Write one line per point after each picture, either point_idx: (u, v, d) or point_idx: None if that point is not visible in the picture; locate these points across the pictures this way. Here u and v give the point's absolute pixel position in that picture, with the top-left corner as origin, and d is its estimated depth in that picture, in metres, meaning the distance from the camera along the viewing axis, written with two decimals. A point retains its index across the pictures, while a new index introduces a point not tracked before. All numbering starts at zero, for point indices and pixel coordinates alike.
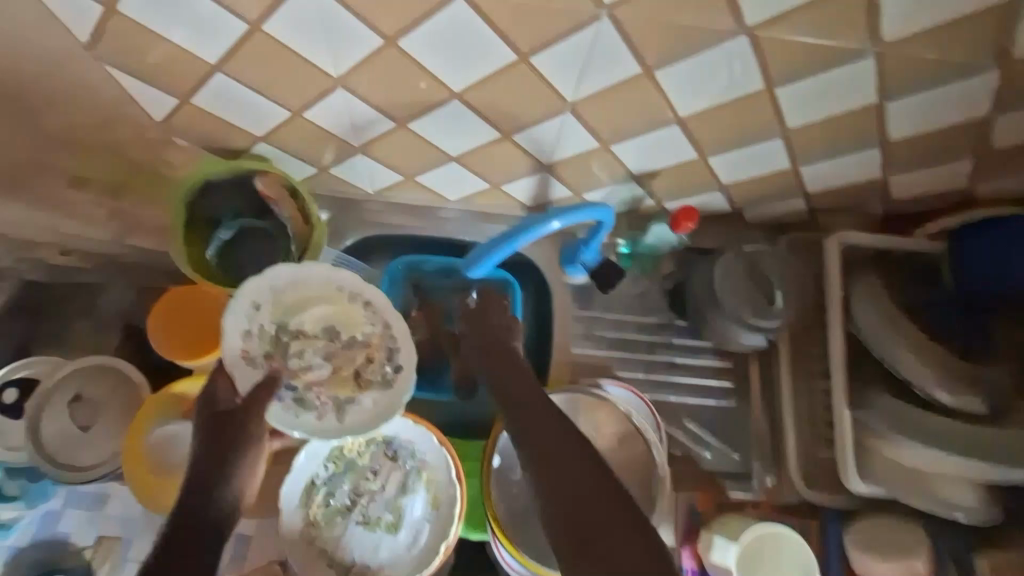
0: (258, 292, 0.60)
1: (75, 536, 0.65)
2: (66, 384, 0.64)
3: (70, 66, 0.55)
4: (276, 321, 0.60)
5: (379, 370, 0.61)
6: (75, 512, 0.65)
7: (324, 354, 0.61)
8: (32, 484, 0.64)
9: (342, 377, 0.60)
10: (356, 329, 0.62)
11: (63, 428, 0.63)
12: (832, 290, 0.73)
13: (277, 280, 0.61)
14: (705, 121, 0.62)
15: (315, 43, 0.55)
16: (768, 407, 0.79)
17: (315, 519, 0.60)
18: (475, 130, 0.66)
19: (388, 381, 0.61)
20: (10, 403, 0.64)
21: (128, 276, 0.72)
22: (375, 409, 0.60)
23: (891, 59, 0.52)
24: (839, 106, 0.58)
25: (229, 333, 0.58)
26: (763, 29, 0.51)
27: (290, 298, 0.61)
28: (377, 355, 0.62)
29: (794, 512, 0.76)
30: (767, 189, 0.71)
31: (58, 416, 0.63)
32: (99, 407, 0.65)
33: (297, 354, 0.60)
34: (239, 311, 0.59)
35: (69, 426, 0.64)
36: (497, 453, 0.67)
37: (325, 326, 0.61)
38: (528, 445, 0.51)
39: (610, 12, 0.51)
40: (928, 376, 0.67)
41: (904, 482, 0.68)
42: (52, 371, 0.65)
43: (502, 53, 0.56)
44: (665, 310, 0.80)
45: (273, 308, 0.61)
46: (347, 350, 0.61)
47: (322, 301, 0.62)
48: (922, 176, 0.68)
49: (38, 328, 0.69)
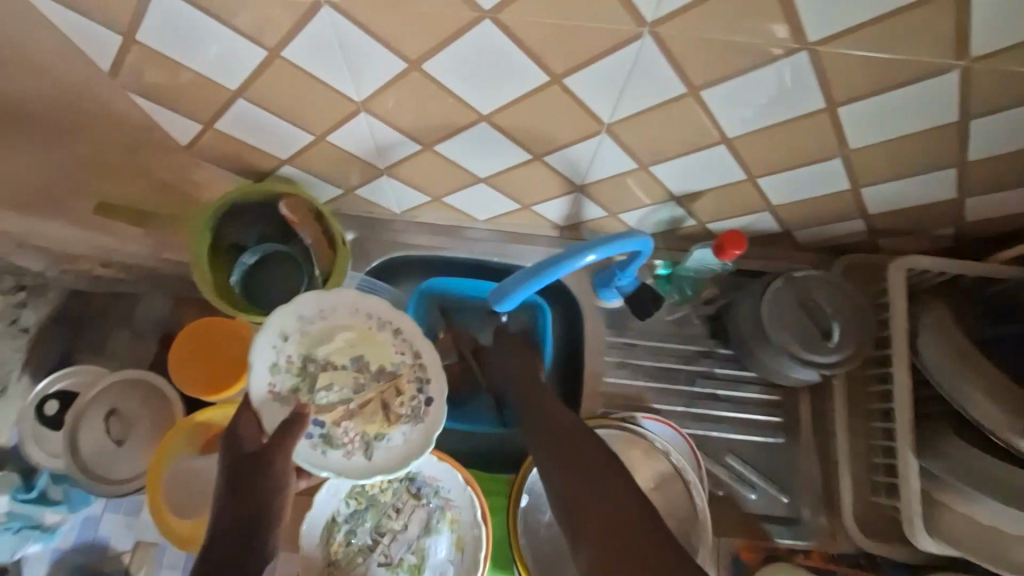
0: (285, 323, 0.58)
1: (114, 540, 0.73)
2: (100, 400, 0.70)
3: (92, 96, 0.53)
4: (304, 353, 0.58)
5: (408, 404, 0.59)
6: (113, 516, 0.73)
7: (351, 387, 0.59)
8: (75, 492, 0.70)
9: (369, 412, 0.58)
10: (385, 360, 0.60)
11: (99, 441, 0.69)
12: (896, 321, 0.67)
13: (304, 310, 0.59)
14: (756, 143, 0.53)
15: (332, 68, 0.48)
16: (818, 444, 0.73)
17: (337, 558, 0.60)
18: (506, 150, 0.58)
19: (417, 415, 0.59)
20: (50, 414, 0.69)
21: (163, 288, 0.77)
22: (404, 445, 0.58)
23: (977, 74, 0.43)
24: (909, 126, 0.49)
25: (256, 368, 0.57)
26: (826, 44, 0.42)
27: (318, 328, 0.59)
28: (405, 387, 0.60)
29: (849, 564, 0.68)
30: (823, 211, 0.64)
31: (94, 430, 0.69)
32: (132, 421, 0.71)
33: (325, 388, 0.58)
34: (267, 345, 0.57)
35: (105, 441, 0.70)
36: (525, 492, 0.63)
37: (354, 358, 0.60)
38: (558, 456, 0.54)
39: (653, 30, 0.42)
40: (1003, 421, 0.56)
41: (978, 543, 0.59)
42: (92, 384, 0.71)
43: (532, 74, 0.47)
44: (708, 338, 0.75)
45: (301, 339, 0.59)
46: (374, 383, 0.60)
47: (351, 331, 0.60)
48: (1008, 198, 0.59)
49: (77, 339, 0.74)
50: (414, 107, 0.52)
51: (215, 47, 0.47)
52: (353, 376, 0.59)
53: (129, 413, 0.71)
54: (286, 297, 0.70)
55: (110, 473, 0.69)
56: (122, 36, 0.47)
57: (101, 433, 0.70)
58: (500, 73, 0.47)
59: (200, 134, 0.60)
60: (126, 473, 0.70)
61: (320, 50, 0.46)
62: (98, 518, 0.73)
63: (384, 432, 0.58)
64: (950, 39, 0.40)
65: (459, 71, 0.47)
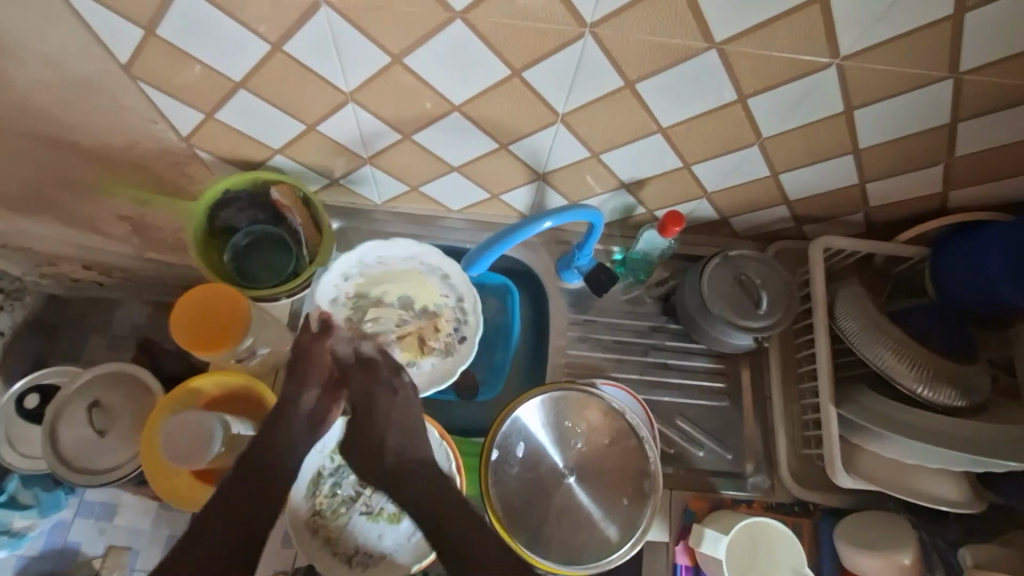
0: (349, 268, 0.74)
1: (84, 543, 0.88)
2: (85, 393, 0.81)
3: (107, 84, 0.60)
4: (359, 291, 0.75)
5: (442, 338, 0.75)
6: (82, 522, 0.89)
7: (399, 320, 0.76)
8: (45, 496, 0.87)
9: (405, 343, 0.75)
10: (430, 303, 0.76)
11: (80, 434, 0.79)
12: (817, 294, 0.76)
13: (366, 255, 0.75)
14: (688, 132, 0.63)
15: (326, 62, 0.56)
16: (759, 409, 0.81)
17: (321, 509, 0.67)
18: (475, 140, 0.66)
19: (448, 349, 0.75)
20: (32, 406, 0.87)
21: (137, 296, 1.07)
22: (429, 372, 0.74)
23: (852, 70, 0.54)
24: (809, 116, 0.60)
25: (320, 294, 0.73)
26: (732, 43, 0.52)
27: (376, 272, 0.76)
28: (444, 326, 0.76)
29: (788, 513, 0.76)
30: (752, 199, 0.74)
31: (76, 425, 0.80)
32: (113, 417, 0.81)
33: (373, 320, 0.75)
34: (332, 278, 0.74)
35: (88, 433, 0.80)
36: (496, 447, 0.69)
37: (403, 296, 0.76)
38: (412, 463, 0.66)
39: (593, 31, 0.51)
40: (908, 375, 0.66)
41: (889, 478, 0.69)
42: (73, 381, 0.83)
43: (496, 70, 0.56)
44: (658, 315, 0.84)
45: (358, 282, 0.75)
46: (416, 321, 0.76)
47: (404, 276, 0.76)
48: (903, 184, 0.70)
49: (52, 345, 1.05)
50: (394, 100, 0.61)
51: (222, 41, 0.55)
52: (401, 311, 0.76)
53: (109, 404, 0.81)
54: (274, 279, 0.76)
55: (93, 461, 0.78)
56: (143, 30, 0.54)
57: (85, 424, 0.80)
58: (468, 68, 0.56)
59: (199, 125, 0.67)
60: (107, 463, 0.79)
61: (315, 46, 0.55)
62: (69, 523, 0.89)
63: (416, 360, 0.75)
64: (825, 39, 0.51)
65: (434, 66, 0.56)
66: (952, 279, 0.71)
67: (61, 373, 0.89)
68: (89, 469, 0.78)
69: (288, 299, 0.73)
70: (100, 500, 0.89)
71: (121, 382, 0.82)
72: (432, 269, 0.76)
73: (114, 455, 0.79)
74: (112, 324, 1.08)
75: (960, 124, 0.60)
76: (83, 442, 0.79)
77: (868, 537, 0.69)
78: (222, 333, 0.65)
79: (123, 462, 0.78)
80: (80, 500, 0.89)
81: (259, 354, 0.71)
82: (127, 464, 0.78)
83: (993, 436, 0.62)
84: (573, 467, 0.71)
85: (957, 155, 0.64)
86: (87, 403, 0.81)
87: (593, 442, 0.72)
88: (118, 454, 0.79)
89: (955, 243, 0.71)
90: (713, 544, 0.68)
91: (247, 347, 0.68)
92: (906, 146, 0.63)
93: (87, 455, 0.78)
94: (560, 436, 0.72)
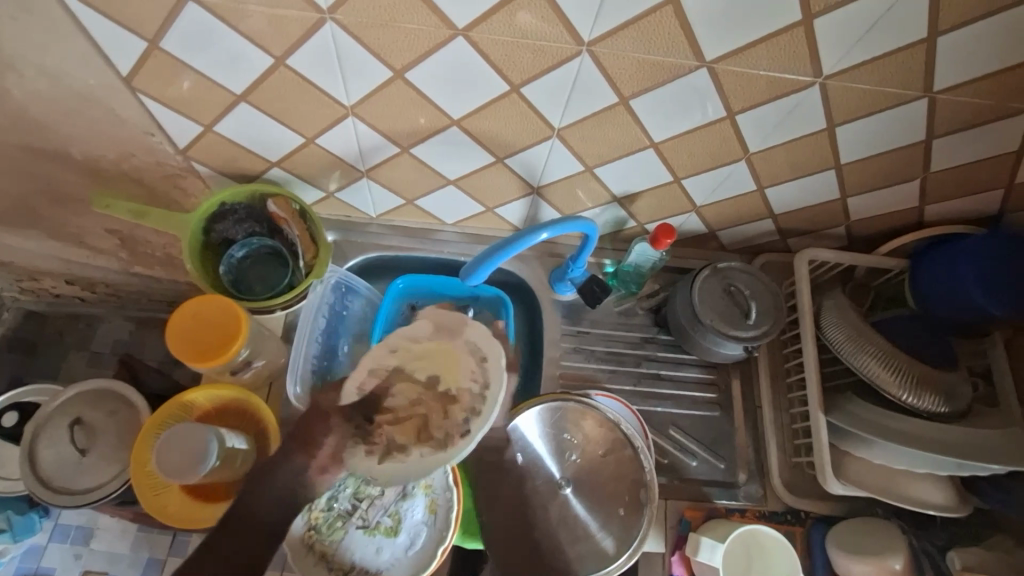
0: (397, 337, 0.59)
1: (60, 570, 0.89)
2: (67, 410, 0.79)
3: (104, 95, 0.60)
4: (398, 366, 0.58)
5: (447, 427, 0.56)
6: (56, 546, 0.90)
7: (412, 399, 0.57)
8: (19, 520, 0.86)
9: (403, 433, 0.56)
10: (454, 383, 0.57)
11: (60, 453, 0.77)
12: (803, 304, 0.78)
13: (417, 327, 0.59)
14: (678, 147, 0.65)
15: (328, 75, 0.57)
16: (749, 419, 0.82)
17: (317, 524, 0.66)
18: (471, 154, 0.68)
19: (444, 442, 0.55)
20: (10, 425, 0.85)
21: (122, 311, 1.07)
22: (416, 467, 0.55)
23: (834, 88, 0.57)
24: (792, 132, 0.62)
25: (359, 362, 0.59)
26: (722, 62, 0.54)
27: (422, 346, 0.59)
28: (457, 413, 0.56)
29: (781, 522, 0.77)
30: (739, 212, 0.77)
31: (56, 445, 0.77)
32: (94, 435, 0.78)
33: (393, 397, 0.58)
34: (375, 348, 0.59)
35: (69, 452, 0.77)
36: (519, 452, 0.72)
37: (429, 374, 0.58)
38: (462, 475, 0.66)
39: (590, 48, 0.53)
40: (892, 382, 0.68)
41: (876, 483, 0.70)
42: (54, 397, 0.80)
43: (495, 86, 0.58)
44: (651, 326, 0.85)
45: (399, 352, 0.59)
46: (430, 401, 0.57)
47: (445, 351, 0.58)
48: (883, 199, 0.72)
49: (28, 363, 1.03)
50: (393, 114, 0.62)
51: (225, 54, 0.56)
52: (419, 389, 0.57)
53: (92, 422, 0.79)
54: (269, 290, 0.77)
55: (73, 483, 0.76)
56: (146, 42, 0.55)
57: (66, 442, 0.77)
58: (468, 83, 0.58)
59: (195, 138, 0.67)
60: (86, 484, 0.76)
61: (320, 59, 0.56)
62: (42, 548, 0.90)
63: (409, 447, 0.56)
64: (808, 58, 0.54)
65: (436, 80, 0.57)
66: (932, 290, 0.74)
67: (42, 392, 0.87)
68: (69, 489, 0.75)
69: (284, 311, 0.75)
70: (77, 523, 0.91)
71: (105, 400, 0.80)
72: (473, 347, 0.58)
73: (95, 475, 0.76)
74: (93, 340, 1.07)
75: (935, 140, 0.63)
76: (63, 461, 0.77)
77: (858, 543, 0.70)
78: (220, 346, 0.65)
79: (103, 483, 0.76)
80: (54, 524, 0.90)
81: (254, 365, 0.71)
82: (108, 484, 0.75)
83: (966, 440, 0.65)
84: (569, 478, 0.72)
85: (934, 171, 0.67)
86: (70, 421, 0.79)
87: (588, 452, 0.72)
88: (100, 474, 0.77)
89: (934, 255, 0.74)
90: (710, 552, 0.68)
91: (243, 359, 0.69)
92: (886, 161, 0.66)
93: (68, 475, 0.76)
94: (556, 446, 0.72)
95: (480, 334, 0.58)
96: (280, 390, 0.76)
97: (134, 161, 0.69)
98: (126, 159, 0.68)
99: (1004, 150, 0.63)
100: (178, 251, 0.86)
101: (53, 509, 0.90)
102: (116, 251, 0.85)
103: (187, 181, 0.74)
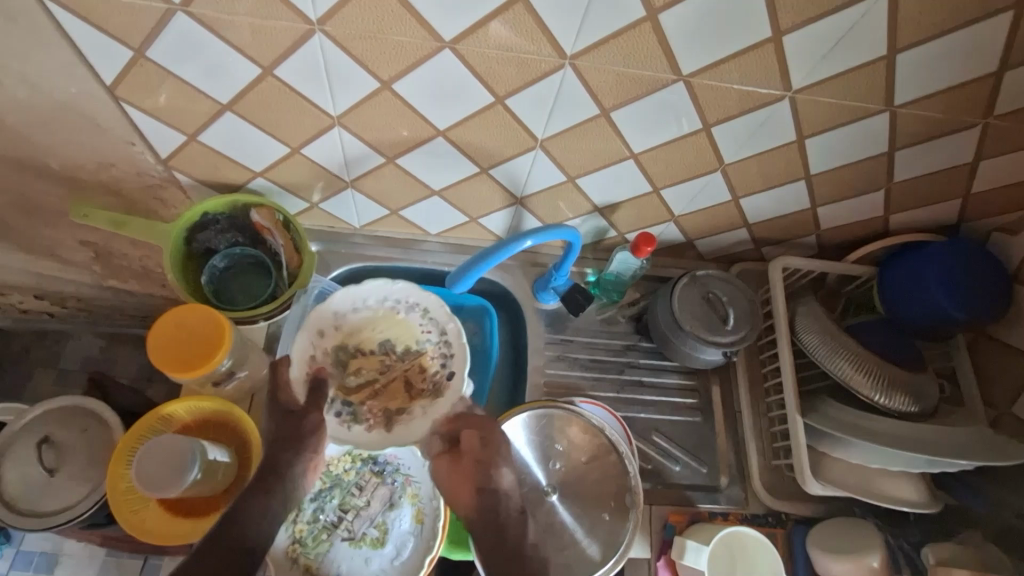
0: (323, 321, 0.67)
1: None
2: (35, 428, 0.76)
3: (88, 104, 0.59)
4: (341, 345, 0.67)
5: (429, 378, 0.66)
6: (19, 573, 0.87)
7: (377, 369, 0.67)
8: None
9: (394, 400, 0.65)
10: (409, 343, 0.68)
11: (25, 474, 0.73)
12: (778, 310, 0.80)
13: (337, 308, 0.67)
14: (657, 158, 0.68)
15: (315, 85, 0.58)
16: (730, 425, 0.84)
17: (302, 537, 0.66)
18: (456, 164, 0.69)
19: (438, 390, 0.66)
20: None
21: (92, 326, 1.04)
22: (424, 418, 0.64)
23: (803, 102, 0.60)
24: (766, 144, 0.65)
25: (295, 353, 0.65)
26: (698, 76, 0.57)
27: (358, 320, 0.68)
28: (427, 364, 0.67)
29: (762, 524, 0.78)
30: (715, 222, 0.79)
31: (22, 465, 0.74)
32: (63, 454, 0.75)
33: (356, 370, 0.66)
34: (305, 338, 0.66)
35: (36, 474, 0.73)
36: None
37: (384, 343, 0.68)
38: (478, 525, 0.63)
39: (573, 62, 0.55)
40: (865, 384, 0.71)
41: (852, 482, 0.72)
42: (21, 415, 0.77)
43: (480, 97, 0.59)
44: (632, 334, 0.87)
45: (336, 334, 0.67)
46: (397, 364, 0.67)
47: (380, 320, 0.68)
48: (851, 209, 0.76)
49: None
50: (380, 124, 0.63)
51: (211, 62, 0.56)
52: (379, 359, 0.67)
53: (61, 440, 0.75)
54: (253, 300, 0.78)
55: (39, 504, 0.72)
56: (133, 51, 0.55)
57: (34, 462, 0.74)
58: (453, 95, 0.59)
59: (179, 148, 0.67)
60: (53, 505, 0.72)
61: (307, 70, 0.56)
62: None
63: (406, 408, 0.65)
64: (779, 74, 0.57)
65: (423, 91, 0.59)
66: (897, 295, 0.78)
67: (6, 410, 0.81)
68: (34, 512, 0.72)
69: (267, 321, 0.75)
70: (40, 549, 0.88)
71: (77, 417, 0.77)
72: (408, 305, 0.69)
73: (65, 496, 0.73)
74: (61, 357, 1.04)
75: (897, 152, 0.66)
76: (30, 482, 0.73)
77: (837, 542, 0.72)
78: (200, 355, 0.64)
79: (72, 504, 0.72)
80: (17, 551, 0.88)
81: (238, 376, 0.71)
82: (77, 505, 0.72)
83: (933, 436, 0.68)
84: (555, 485, 0.72)
85: (896, 181, 0.71)
86: (37, 440, 0.75)
87: (574, 459, 0.73)
88: (68, 495, 0.73)
89: (898, 262, 0.77)
90: (694, 556, 0.70)
91: (225, 369, 0.68)
92: (852, 172, 0.69)
93: (34, 496, 0.72)
94: (543, 454, 0.73)
95: (401, 293, 0.69)
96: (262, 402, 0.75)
97: (114, 171, 0.68)
98: (106, 168, 0.67)
99: (960, 161, 0.67)
100: (155, 264, 0.85)
101: (17, 534, 0.88)
102: (90, 263, 0.83)
103: (167, 191, 0.73)
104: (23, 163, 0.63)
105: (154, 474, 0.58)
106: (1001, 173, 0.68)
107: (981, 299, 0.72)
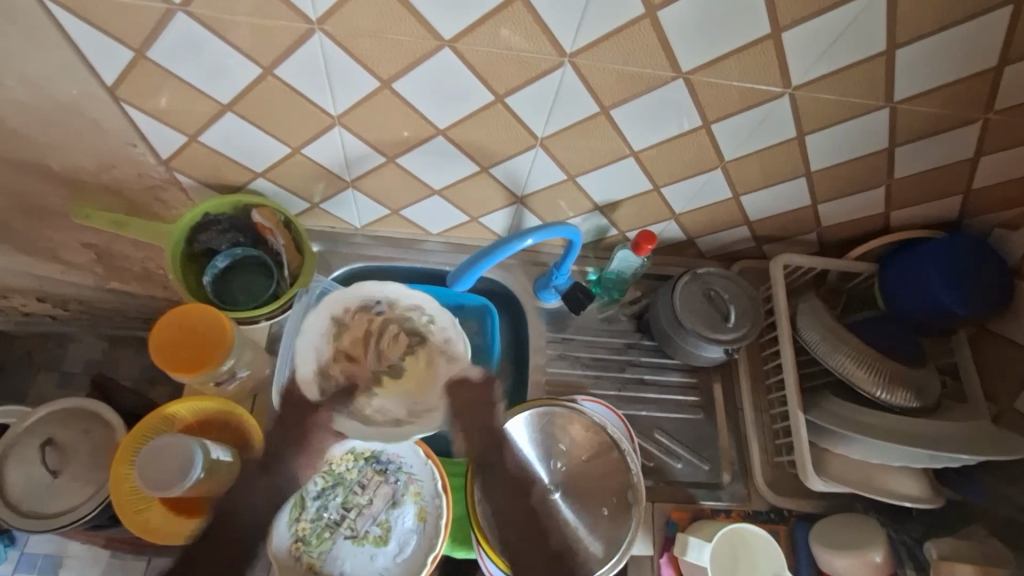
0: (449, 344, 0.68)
1: None
2: (38, 430, 0.76)
3: (88, 105, 0.59)
4: (423, 341, 0.69)
5: (337, 377, 0.66)
6: None
7: (392, 353, 0.68)
8: None
9: (353, 333, 0.68)
10: (383, 399, 0.66)
11: (27, 476, 0.73)
12: (780, 306, 0.79)
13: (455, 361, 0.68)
14: (657, 156, 0.68)
15: (317, 87, 0.59)
16: (732, 423, 0.84)
17: (305, 536, 0.67)
18: (456, 163, 0.69)
19: (327, 374, 0.66)
20: None
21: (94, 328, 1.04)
22: (312, 345, 0.66)
23: (802, 98, 0.60)
24: (765, 141, 0.65)
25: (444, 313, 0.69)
26: (696, 73, 0.57)
27: (434, 351, 0.68)
28: (354, 394, 0.66)
29: (765, 521, 0.78)
30: (715, 220, 0.79)
31: (25, 467, 0.74)
32: (66, 455, 0.75)
33: (397, 344, 0.69)
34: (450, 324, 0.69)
35: (39, 475, 0.74)
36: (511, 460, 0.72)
37: (405, 362, 0.68)
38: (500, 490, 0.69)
39: (572, 59, 0.56)
40: (867, 379, 0.71)
41: (856, 480, 0.72)
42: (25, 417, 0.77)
43: (480, 96, 0.60)
44: (634, 332, 0.87)
45: (428, 327, 0.69)
46: (384, 369, 0.68)
47: (426, 385, 0.67)
48: (851, 206, 0.76)
49: None
50: (379, 125, 0.63)
51: (209, 63, 0.56)
52: (400, 355, 0.68)
53: (65, 442, 0.76)
54: (253, 301, 0.78)
55: (43, 504, 0.72)
56: (133, 52, 0.55)
57: (38, 463, 0.74)
58: (454, 94, 0.59)
59: (180, 148, 0.67)
60: (57, 506, 0.73)
61: (308, 71, 0.57)
62: None
63: (336, 343, 0.67)
64: (778, 71, 0.57)
65: (422, 90, 0.59)
66: (898, 291, 0.78)
67: (10, 412, 0.81)
68: (37, 513, 0.72)
69: (269, 321, 0.75)
70: (44, 550, 0.88)
71: (80, 418, 0.77)
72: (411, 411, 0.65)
73: (68, 498, 0.73)
74: (65, 359, 1.05)
75: (897, 148, 0.66)
76: (34, 483, 0.73)
77: (840, 538, 0.72)
78: (198, 357, 0.65)
79: (75, 505, 0.72)
80: (22, 552, 0.88)
81: (239, 377, 0.71)
82: (80, 506, 0.72)
83: (934, 431, 0.68)
84: (558, 483, 0.72)
85: (898, 176, 0.70)
86: (40, 441, 0.75)
87: (576, 456, 0.73)
88: (71, 496, 0.73)
89: (899, 258, 0.78)
90: (697, 552, 0.69)
91: (227, 369, 0.68)
92: (853, 168, 0.69)
93: (38, 497, 0.73)
94: (546, 451, 0.73)
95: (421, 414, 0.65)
96: (264, 402, 0.75)
97: (115, 172, 0.68)
98: (107, 170, 0.67)
99: (961, 156, 0.67)
100: (156, 265, 0.85)
101: (21, 536, 0.88)
102: (92, 265, 0.83)
103: (168, 193, 0.74)
104: (25, 164, 0.63)
105: (161, 475, 0.59)
106: (1002, 168, 0.68)
107: (982, 294, 0.72)
